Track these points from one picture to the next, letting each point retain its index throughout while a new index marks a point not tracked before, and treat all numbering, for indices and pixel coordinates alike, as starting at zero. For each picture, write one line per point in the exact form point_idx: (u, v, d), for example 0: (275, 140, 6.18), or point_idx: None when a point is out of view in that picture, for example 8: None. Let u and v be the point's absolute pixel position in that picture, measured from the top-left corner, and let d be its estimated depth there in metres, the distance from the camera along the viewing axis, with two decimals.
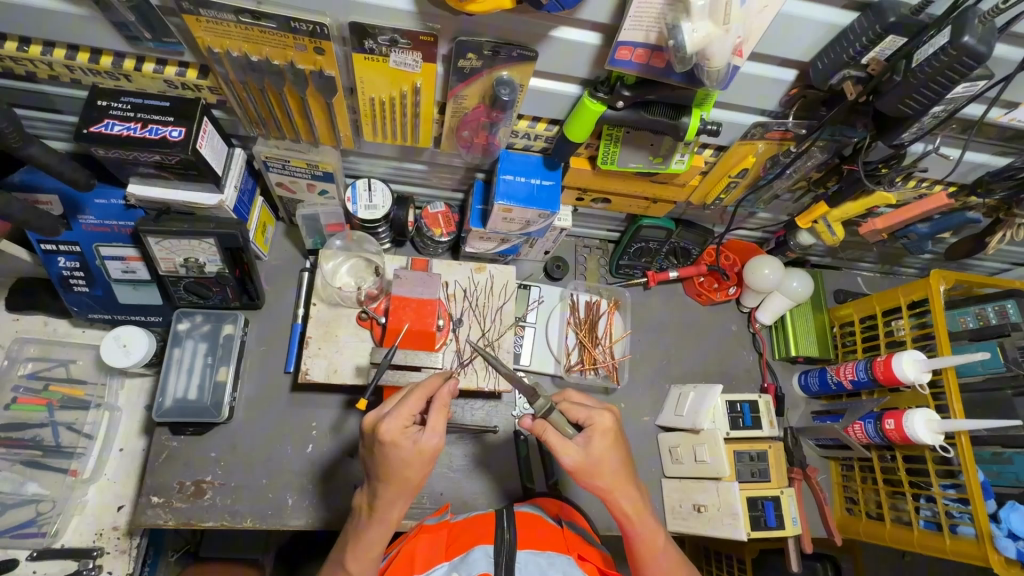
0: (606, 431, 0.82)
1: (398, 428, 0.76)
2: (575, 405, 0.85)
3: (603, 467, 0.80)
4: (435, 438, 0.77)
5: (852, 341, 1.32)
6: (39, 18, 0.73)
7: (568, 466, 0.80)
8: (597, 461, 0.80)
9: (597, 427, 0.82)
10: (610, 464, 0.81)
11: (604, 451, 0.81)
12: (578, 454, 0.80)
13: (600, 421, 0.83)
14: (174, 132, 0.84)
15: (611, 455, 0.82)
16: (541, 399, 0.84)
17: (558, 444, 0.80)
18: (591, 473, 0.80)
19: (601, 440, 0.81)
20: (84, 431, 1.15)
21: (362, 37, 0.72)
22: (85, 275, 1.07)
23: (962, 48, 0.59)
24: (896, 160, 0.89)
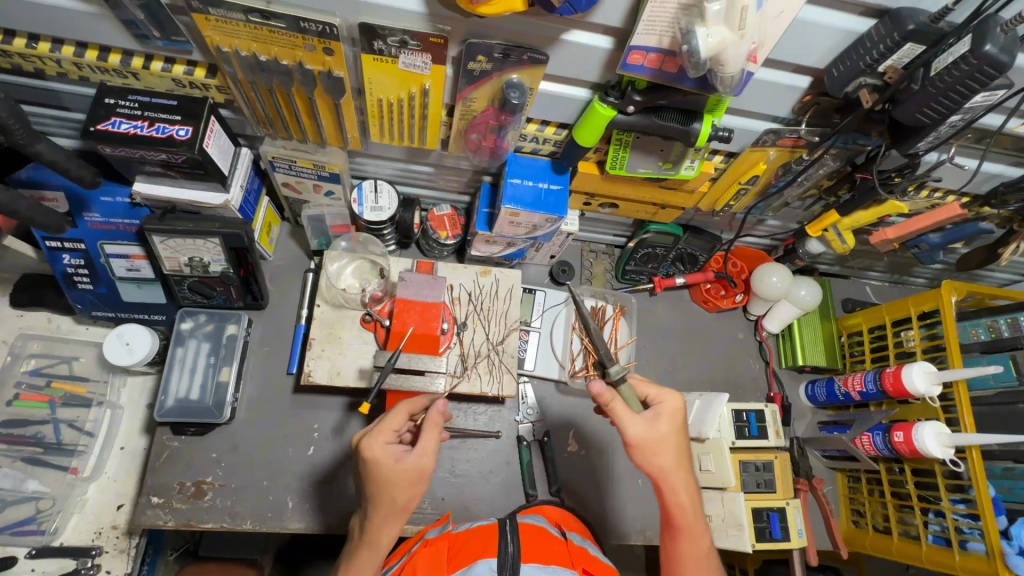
0: (671, 412, 0.84)
1: (381, 448, 0.77)
2: (643, 383, 0.88)
3: (668, 445, 0.82)
4: (423, 458, 0.77)
5: (860, 351, 1.31)
6: (47, 16, 0.73)
7: (630, 437, 0.81)
8: (660, 438, 0.82)
9: (661, 409, 0.84)
10: (673, 444, 0.82)
11: (670, 430, 0.82)
12: (643, 427, 0.82)
13: (665, 403, 0.85)
14: (181, 131, 0.83)
15: (676, 438, 0.83)
16: (616, 367, 0.87)
17: (625, 414, 0.82)
18: (653, 449, 0.81)
19: (667, 422, 0.83)
20: (85, 429, 1.15)
21: (372, 37, 0.71)
22: (89, 272, 1.07)
23: (983, 57, 0.58)
24: (910, 168, 0.86)
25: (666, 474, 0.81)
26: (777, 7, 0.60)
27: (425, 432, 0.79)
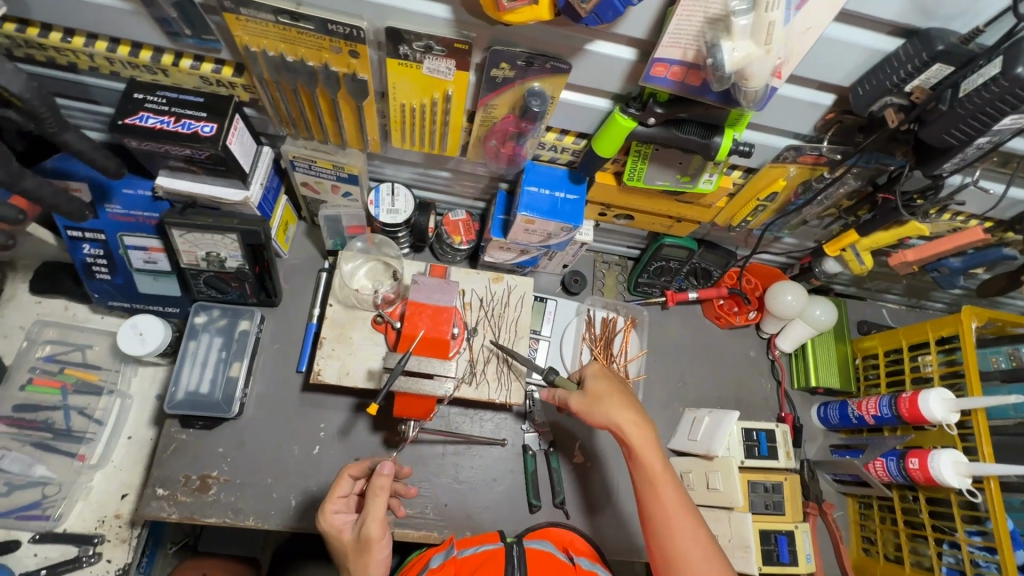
0: (598, 371, 0.98)
1: (330, 517, 0.89)
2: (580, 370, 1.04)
3: (602, 394, 0.95)
4: (373, 525, 0.84)
5: (875, 374, 1.29)
6: (84, 11, 0.74)
7: (573, 406, 0.96)
8: (593, 395, 0.95)
9: (592, 371, 0.98)
10: (606, 392, 0.95)
11: (600, 383, 0.96)
12: (579, 395, 0.97)
13: (592, 368, 0.99)
14: (206, 128, 0.85)
15: (608, 386, 0.96)
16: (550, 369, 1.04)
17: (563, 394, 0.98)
18: (591, 403, 0.95)
19: (597, 379, 0.97)
20: (95, 417, 1.16)
21: (397, 42, 0.72)
22: (108, 262, 1.09)
23: (1014, 80, 0.56)
24: (933, 191, 0.85)
25: (608, 417, 0.93)
26: (804, 23, 0.60)
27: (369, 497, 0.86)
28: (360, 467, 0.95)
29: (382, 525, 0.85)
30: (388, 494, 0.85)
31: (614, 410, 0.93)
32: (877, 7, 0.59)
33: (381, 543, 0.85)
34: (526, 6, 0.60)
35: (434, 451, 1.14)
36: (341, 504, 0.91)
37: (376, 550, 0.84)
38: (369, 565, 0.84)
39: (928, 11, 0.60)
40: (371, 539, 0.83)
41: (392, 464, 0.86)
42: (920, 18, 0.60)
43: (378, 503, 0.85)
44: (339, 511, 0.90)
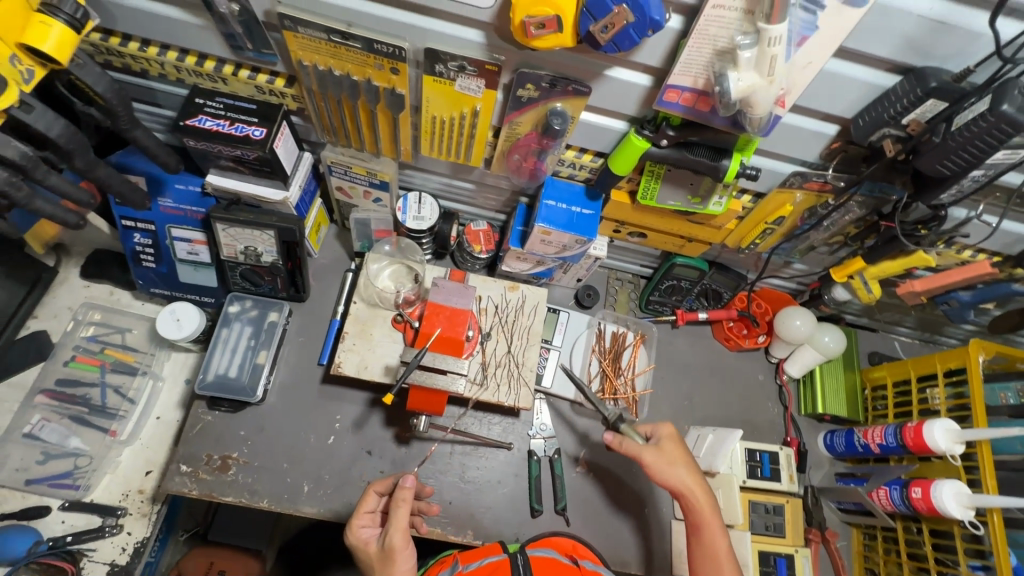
0: (671, 434, 0.99)
1: (359, 531, 0.94)
2: (644, 421, 1.04)
3: (674, 460, 0.96)
4: (397, 535, 0.87)
5: (884, 405, 1.29)
6: (161, 25, 0.84)
7: (646, 461, 0.96)
8: (669, 458, 0.97)
9: (662, 431, 1.00)
10: (679, 459, 0.97)
11: (674, 449, 0.97)
12: (653, 451, 0.97)
13: (663, 428, 1.00)
14: (256, 131, 0.93)
15: (682, 454, 0.97)
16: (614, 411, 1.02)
17: (636, 447, 0.98)
18: (666, 464, 0.96)
19: (672, 443, 0.98)
20: (128, 396, 1.24)
21: (434, 61, 0.79)
22: (154, 251, 1.18)
23: (1000, 116, 0.61)
24: (937, 222, 0.87)
25: (680, 481, 0.95)
26: (804, 58, 0.65)
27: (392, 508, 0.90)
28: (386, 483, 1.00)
29: (405, 534, 0.88)
30: (409, 504, 0.90)
31: (688, 476, 0.95)
32: (872, 44, 0.64)
33: (405, 551, 0.87)
34: (552, 33, 0.67)
35: (443, 450, 1.18)
36: (367, 518, 0.95)
37: (400, 559, 0.87)
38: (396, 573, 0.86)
39: (921, 50, 0.64)
40: (395, 545, 0.87)
41: (411, 477, 0.91)
42: (914, 56, 0.65)
43: (401, 513, 0.89)
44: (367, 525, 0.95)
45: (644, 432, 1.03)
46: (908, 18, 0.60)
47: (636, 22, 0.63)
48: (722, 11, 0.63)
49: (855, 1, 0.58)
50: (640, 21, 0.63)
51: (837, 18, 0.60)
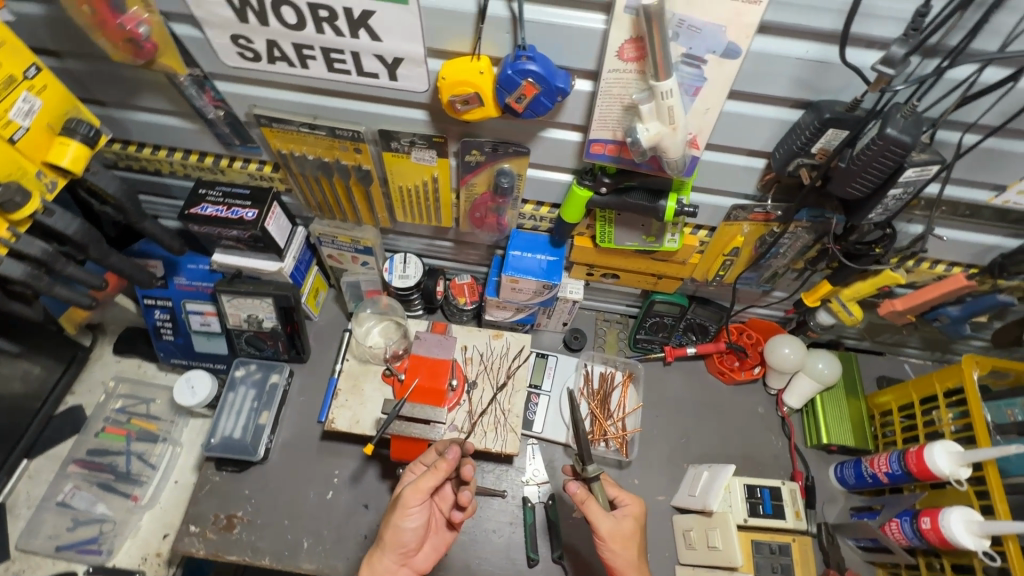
0: (634, 515, 1.04)
1: (407, 472, 1.07)
2: (613, 484, 1.09)
3: (628, 542, 1.01)
4: (410, 491, 0.97)
5: (892, 431, 1.22)
6: (166, 133, 0.99)
7: (602, 529, 1.00)
8: (624, 534, 1.02)
9: (628, 510, 1.05)
10: (633, 544, 1.01)
11: (631, 531, 1.02)
12: (611, 523, 1.01)
13: (631, 506, 1.06)
14: (250, 213, 1.06)
15: (636, 538, 1.02)
16: (596, 471, 1.05)
17: (597, 513, 1.01)
18: (617, 540, 1.01)
19: (633, 520, 1.03)
20: (150, 462, 1.33)
21: (389, 140, 0.90)
22: (172, 325, 1.30)
23: (887, 139, 0.64)
24: (889, 240, 0.88)
25: (623, 561, 1.00)
26: (703, 105, 0.71)
27: (427, 472, 0.98)
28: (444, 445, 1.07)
29: (418, 498, 0.97)
30: (439, 475, 0.96)
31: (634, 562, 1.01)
32: (765, 86, 0.70)
33: (410, 510, 0.98)
34: (477, 107, 0.76)
35: None
36: (419, 469, 1.06)
37: (400, 513, 0.98)
38: (392, 521, 0.98)
39: (811, 86, 0.70)
40: (405, 501, 0.97)
41: (456, 451, 0.99)
42: (807, 92, 0.71)
43: (433, 476, 0.97)
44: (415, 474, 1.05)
45: (610, 495, 1.08)
46: (787, 61, 0.67)
47: (545, 91, 0.71)
48: (619, 73, 0.71)
49: (730, 53, 0.65)
50: (548, 90, 0.71)
51: (719, 70, 0.67)
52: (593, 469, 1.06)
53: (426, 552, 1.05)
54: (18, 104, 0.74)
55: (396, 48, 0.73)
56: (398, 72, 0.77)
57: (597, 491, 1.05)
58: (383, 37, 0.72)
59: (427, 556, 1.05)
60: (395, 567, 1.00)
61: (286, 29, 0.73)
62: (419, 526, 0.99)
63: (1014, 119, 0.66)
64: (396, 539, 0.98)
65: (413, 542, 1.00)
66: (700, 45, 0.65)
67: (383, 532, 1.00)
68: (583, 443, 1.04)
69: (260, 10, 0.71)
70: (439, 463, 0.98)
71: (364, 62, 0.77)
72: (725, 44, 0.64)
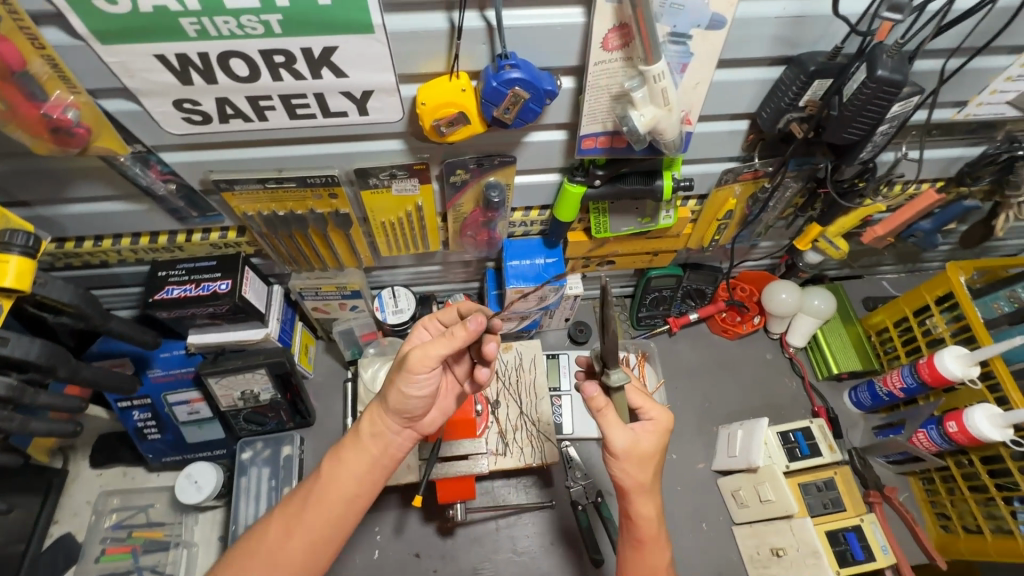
0: (659, 429, 0.78)
1: (417, 329, 0.88)
2: (639, 391, 0.80)
3: (646, 460, 0.77)
4: (417, 351, 0.75)
5: (893, 347, 1.30)
6: (110, 220, 0.89)
7: (617, 445, 0.75)
8: (645, 452, 0.77)
9: (653, 421, 0.78)
10: (650, 465, 0.78)
11: (653, 451, 0.78)
12: (629, 437, 0.76)
13: (658, 416, 0.79)
14: (222, 285, 0.97)
15: (655, 457, 0.78)
16: (622, 379, 0.74)
17: (615, 424, 0.76)
18: (635, 460, 0.76)
19: (656, 438, 0.78)
20: (166, 573, 1.20)
21: (366, 177, 0.84)
22: (156, 423, 1.18)
23: (879, 80, 0.66)
24: (870, 173, 0.92)
25: (633, 478, 0.78)
26: (692, 81, 0.70)
27: (439, 337, 0.76)
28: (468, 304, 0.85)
29: (426, 365, 0.75)
30: (454, 345, 0.73)
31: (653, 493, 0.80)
32: (747, 52, 0.70)
33: (416, 377, 0.76)
34: (462, 126, 0.71)
35: (487, 528, 1.16)
36: (433, 327, 0.88)
37: (405, 377, 0.76)
38: (397, 381, 0.77)
39: (791, 42, 0.70)
40: (410, 363, 0.75)
41: (480, 320, 0.73)
42: (788, 49, 0.71)
43: (444, 341, 0.74)
44: (426, 334, 0.88)
45: (633, 404, 0.80)
46: (767, 22, 0.66)
47: (533, 97, 0.68)
48: (605, 64, 0.68)
49: (715, 24, 0.64)
50: (536, 95, 0.68)
51: (705, 43, 0.66)
52: (618, 377, 0.74)
53: (435, 416, 0.86)
54: None
55: (364, 81, 0.67)
56: (369, 105, 0.71)
57: (620, 403, 0.76)
58: (349, 72, 0.66)
59: (435, 421, 0.86)
60: (399, 431, 0.81)
61: (236, 82, 0.66)
62: (427, 393, 0.79)
63: (997, 38, 0.70)
64: (399, 403, 0.78)
65: (420, 409, 0.80)
66: (683, 21, 0.64)
67: (385, 391, 0.80)
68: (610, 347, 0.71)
69: (205, 68, 0.63)
70: (456, 330, 0.74)
71: (330, 101, 0.70)
72: (709, 16, 0.63)
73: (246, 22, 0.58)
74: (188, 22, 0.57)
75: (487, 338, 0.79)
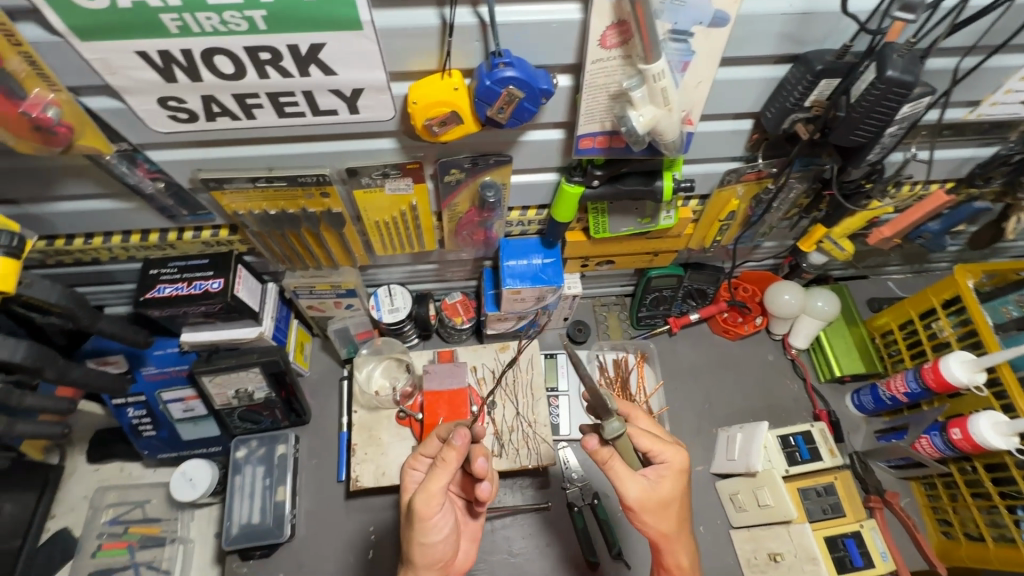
0: (675, 474, 0.78)
1: (409, 472, 0.87)
2: (649, 435, 0.78)
3: (665, 510, 0.77)
4: (423, 500, 0.75)
5: (897, 350, 1.27)
6: (99, 218, 0.87)
7: (631, 500, 0.76)
8: (663, 499, 0.77)
9: (667, 465, 0.78)
10: (670, 512, 0.78)
11: (672, 498, 0.78)
12: (644, 487, 0.76)
13: (673, 459, 0.79)
14: (214, 284, 0.95)
15: (676, 503, 0.78)
16: (618, 430, 0.72)
17: (625, 474, 0.75)
18: (655, 510, 0.77)
19: (673, 481, 0.78)
20: (163, 568, 1.20)
21: (359, 177, 0.82)
22: (151, 420, 1.18)
23: (888, 82, 0.63)
24: (879, 174, 0.89)
25: (656, 529, 0.78)
26: (693, 79, 0.68)
27: (432, 470, 0.77)
28: (446, 427, 0.87)
29: (434, 505, 0.76)
30: (449, 468, 0.75)
31: (683, 546, 0.80)
32: (751, 48, 0.67)
33: (431, 521, 0.77)
34: (455, 126, 0.69)
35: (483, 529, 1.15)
36: (422, 464, 0.88)
37: (419, 526, 0.77)
38: (415, 539, 0.78)
39: (798, 39, 0.67)
40: (421, 516, 0.76)
41: (466, 436, 0.75)
42: (794, 46, 0.68)
43: (444, 472, 0.75)
44: (418, 474, 0.87)
45: (644, 448, 0.79)
46: (772, 18, 0.63)
47: (528, 96, 0.65)
48: (603, 62, 0.65)
49: (718, 22, 0.61)
50: (532, 94, 0.65)
51: (708, 40, 0.63)
52: (613, 429, 0.72)
53: (466, 549, 0.92)
54: None
55: (354, 79, 0.65)
56: (359, 104, 0.69)
57: (625, 448, 0.75)
58: (337, 70, 0.64)
59: (467, 552, 0.91)
60: None
61: (222, 80, 0.64)
62: (445, 534, 0.80)
63: (1015, 37, 0.67)
64: (428, 557, 0.79)
65: (449, 550, 0.82)
66: (685, 19, 0.61)
67: (407, 550, 0.80)
68: (596, 396, 0.70)
69: (188, 65, 0.61)
70: (444, 454, 0.75)
71: (319, 99, 0.68)
72: (711, 13, 0.60)
73: (230, 18, 0.56)
74: (169, 18, 0.55)
75: (476, 454, 0.77)
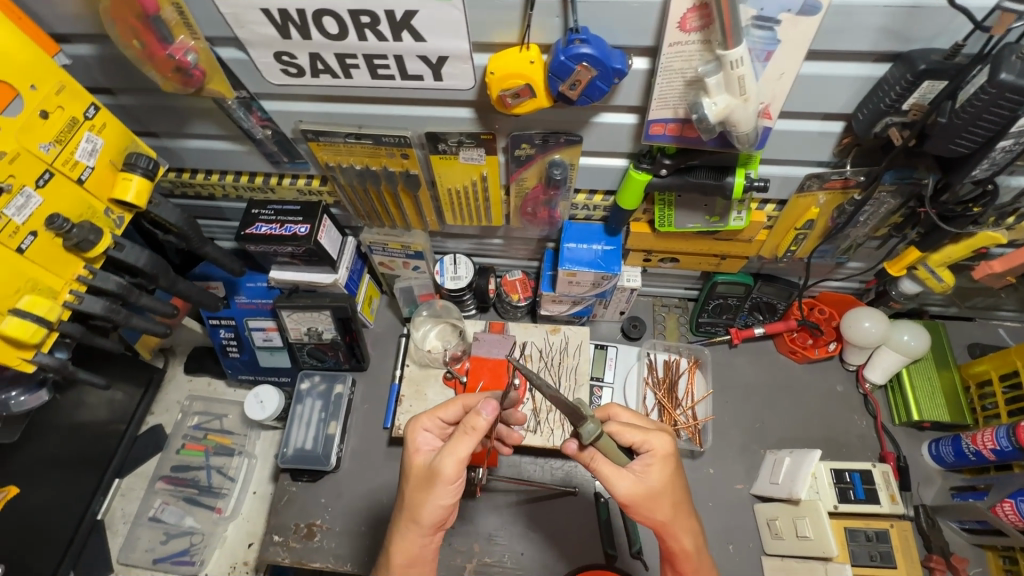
0: (662, 460, 0.78)
1: (419, 432, 0.86)
2: (629, 429, 0.81)
3: (657, 497, 0.77)
4: (452, 462, 0.76)
5: (993, 403, 1.13)
6: (219, 157, 1.01)
7: (621, 494, 0.76)
8: (652, 490, 0.77)
9: (653, 454, 0.79)
10: (662, 502, 0.77)
11: (664, 487, 0.77)
12: (632, 481, 0.76)
13: (655, 445, 0.79)
14: (302, 228, 1.05)
15: (669, 488, 0.78)
16: (594, 433, 0.74)
17: (611, 474, 0.77)
18: (644, 498, 0.76)
19: (660, 469, 0.78)
20: (229, 474, 1.35)
21: (436, 142, 0.88)
22: (237, 343, 1.33)
23: (1000, 85, 0.58)
24: (989, 197, 0.80)
25: (653, 518, 0.78)
26: (776, 70, 0.65)
27: (460, 435, 0.78)
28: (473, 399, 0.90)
29: (459, 471, 0.77)
30: (478, 438, 0.77)
31: (684, 534, 0.79)
32: (845, 41, 0.63)
33: (452, 487, 0.78)
34: (528, 99, 0.72)
35: (508, 499, 1.19)
36: (434, 427, 0.87)
37: (440, 488, 0.78)
38: (431, 498, 0.78)
39: (900, 36, 0.62)
40: (445, 478, 0.77)
41: (493, 409, 0.77)
42: (895, 42, 0.63)
43: (467, 442, 0.77)
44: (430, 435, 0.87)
45: (630, 440, 0.81)
46: (872, 12, 0.60)
47: (601, 75, 0.66)
48: (680, 46, 0.65)
49: (808, 10, 0.59)
50: (605, 73, 0.66)
51: (795, 29, 0.61)
52: (589, 432, 0.74)
53: None
54: (82, 145, 0.76)
55: (440, 47, 0.70)
56: (443, 71, 0.74)
57: (605, 446, 0.77)
58: (426, 36, 0.70)
59: None
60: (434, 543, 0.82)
61: (328, 39, 0.72)
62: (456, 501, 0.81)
63: None
64: (437, 519, 0.79)
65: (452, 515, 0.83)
66: (772, 5, 0.59)
67: (412, 508, 0.79)
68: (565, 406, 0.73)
69: (302, 24, 0.70)
70: (469, 422, 0.77)
71: (407, 64, 0.74)
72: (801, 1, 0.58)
73: None
74: None
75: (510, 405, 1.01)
